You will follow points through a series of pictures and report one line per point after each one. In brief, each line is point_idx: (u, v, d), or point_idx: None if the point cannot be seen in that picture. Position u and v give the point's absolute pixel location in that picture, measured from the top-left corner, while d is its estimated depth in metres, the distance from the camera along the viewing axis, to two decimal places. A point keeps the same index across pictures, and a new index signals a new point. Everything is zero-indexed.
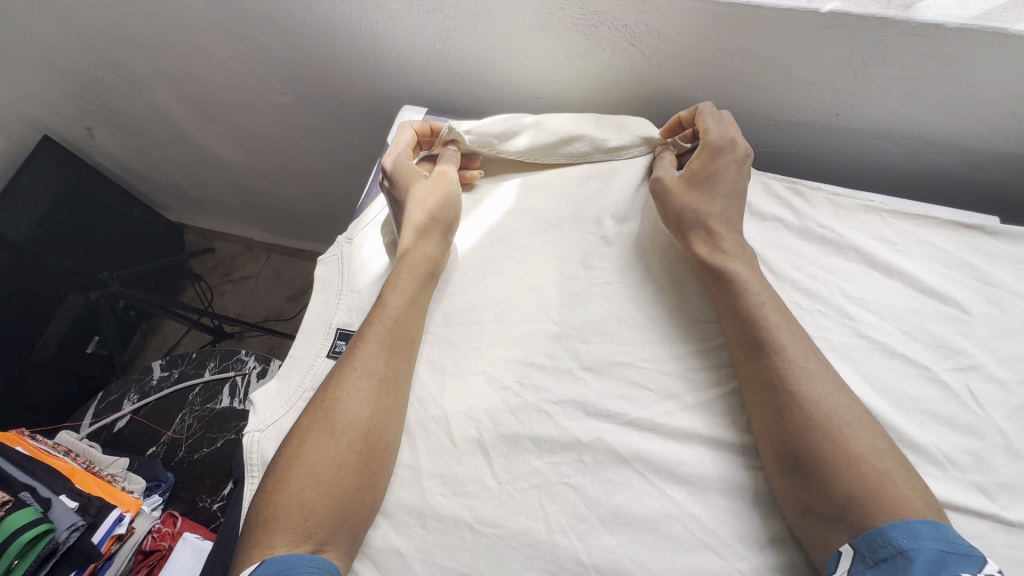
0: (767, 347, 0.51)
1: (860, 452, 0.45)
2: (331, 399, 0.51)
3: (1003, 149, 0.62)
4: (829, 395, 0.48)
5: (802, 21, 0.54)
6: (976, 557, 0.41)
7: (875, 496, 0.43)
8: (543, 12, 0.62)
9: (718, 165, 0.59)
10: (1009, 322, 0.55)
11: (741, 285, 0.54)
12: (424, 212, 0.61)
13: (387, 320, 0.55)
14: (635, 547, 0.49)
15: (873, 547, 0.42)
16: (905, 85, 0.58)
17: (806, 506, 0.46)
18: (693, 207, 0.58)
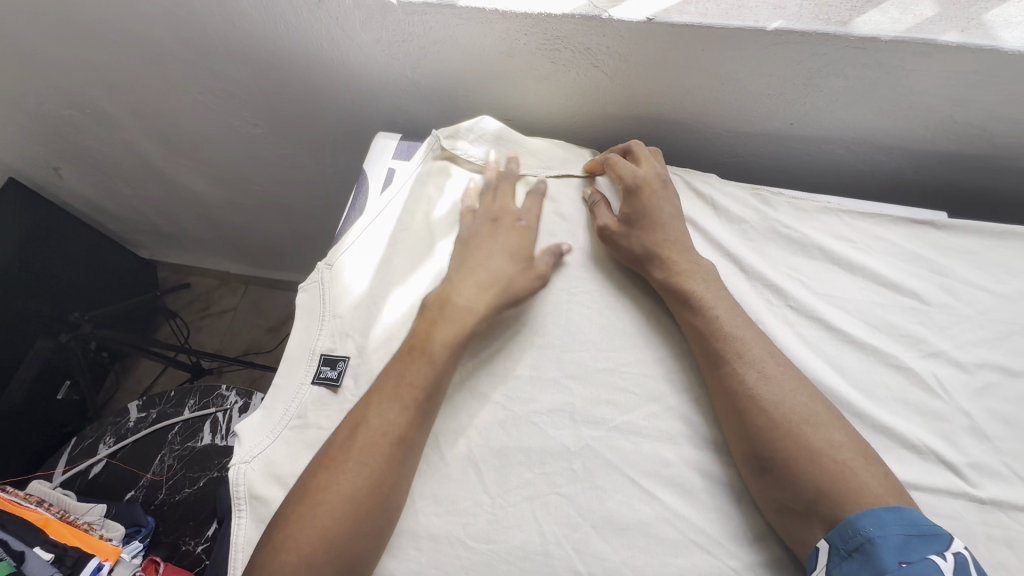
0: (733, 356, 0.53)
1: (825, 447, 0.47)
2: (353, 459, 0.49)
3: (945, 149, 0.67)
4: (789, 393, 0.50)
5: (750, 39, 0.58)
6: (941, 535, 0.42)
7: (840, 487, 0.45)
8: (509, 38, 0.64)
9: (646, 201, 0.62)
10: (963, 310, 0.59)
11: (701, 297, 0.56)
12: (511, 279, 0.59)
13: (421, 378, 0.53)
14: (630, 553, 0.50)
15: (844, 539, 0.43)
16: (849, 94, 0.62)
17: (779, 504, 0.48)
18: (645, 247, 0.60)
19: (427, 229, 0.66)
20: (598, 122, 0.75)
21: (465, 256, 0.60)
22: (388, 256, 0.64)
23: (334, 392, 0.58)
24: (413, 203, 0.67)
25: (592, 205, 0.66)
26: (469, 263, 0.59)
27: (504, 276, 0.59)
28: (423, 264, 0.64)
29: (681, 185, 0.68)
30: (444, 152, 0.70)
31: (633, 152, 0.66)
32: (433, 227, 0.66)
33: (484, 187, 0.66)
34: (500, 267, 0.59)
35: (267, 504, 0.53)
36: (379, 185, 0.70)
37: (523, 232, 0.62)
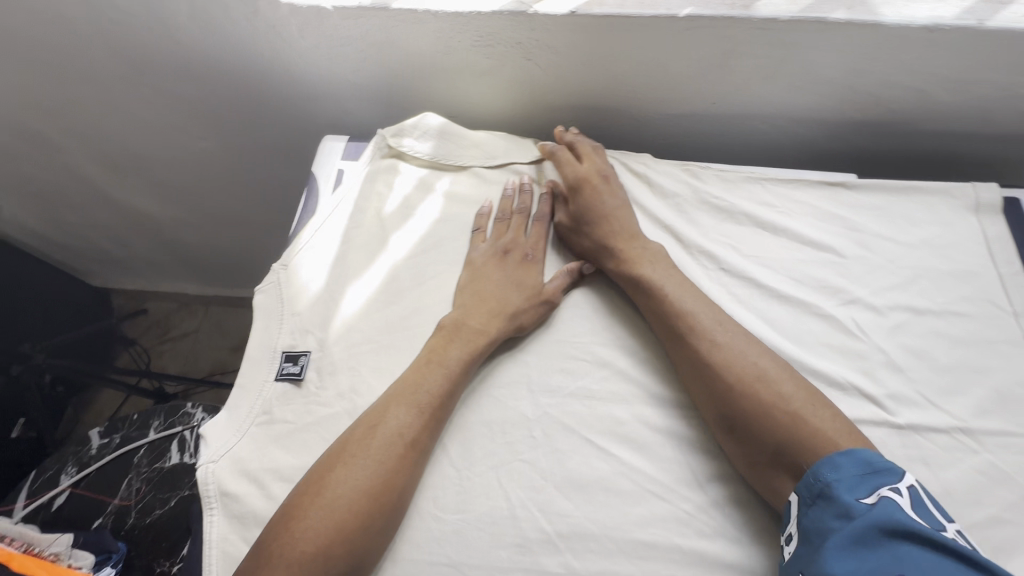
0: (688, 329, 0.57)
1: (777, 401, 0.51)
2: (370, 457, 0.51)
3: (851, 117, 0.73)
4: (738, 355, 0.54)
5: (666, 26, 0.63)
6: (892, 470, 0.45)
7: (795, 438, 0.49)
8: (444, 37, 0.68)
9: (589, 197, 0.66)
10: (876, 259, 0.65)
11: (653, 279, 0.60)
12: (517, 308, 0.61)
13: (436, 386, 0.55)
14: (593, 508, 0.53)
15: (808, 489, 0.46)
16: (762, 72, 0.68)
17: (751, 461, 0.51)
18: (597, 240, 0.64)
19: (379, 224, 0.68)
20: (538, 114, 0.79)
21: (475, 286, 0.63)
22: (343, 253, 0.66)
23: (298, 386, 0.59)
24: (364, 201, 0.70)
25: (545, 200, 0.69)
26: (484, 293, 0.62)
27: (510, 305, 0.61)
28: (378, 258, 0.66)
29: (618, 166, 0.72)
30: (391, 150, 0.72)
31: (578, 147, 0.70)
32: (385, 222, 0.68)
33: (497, 216, 0.67)
34: (504, 298, 0.61)
35: (239, 500, 0.54)
36: (329, 187, 0.72)
37: (527, 263, 0.65)
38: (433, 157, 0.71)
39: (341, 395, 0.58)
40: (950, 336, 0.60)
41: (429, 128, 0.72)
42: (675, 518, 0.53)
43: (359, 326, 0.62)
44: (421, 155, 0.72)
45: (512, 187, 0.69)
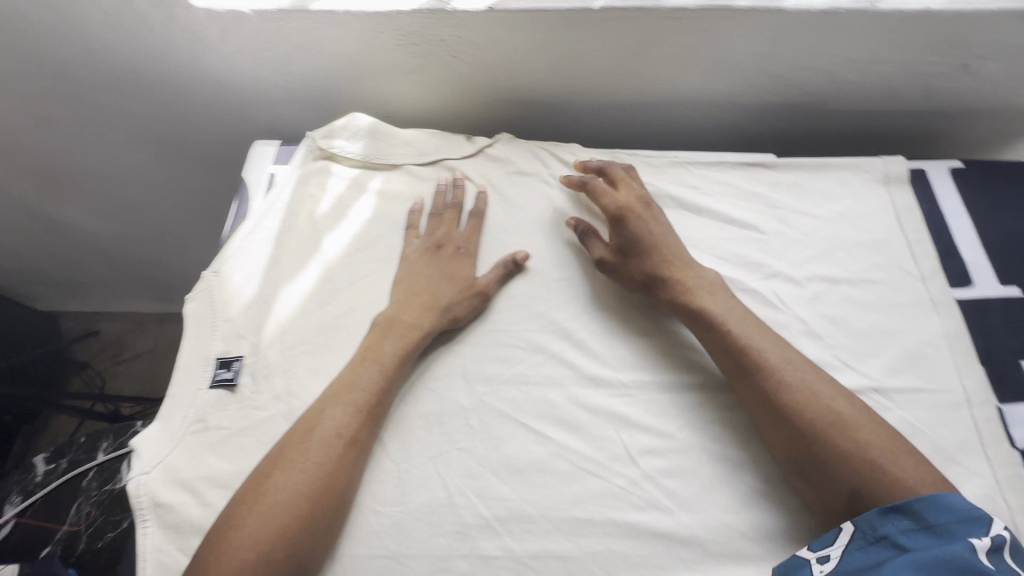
0: (752, 367, 0.54)
1: (852, 446, 0.48)
2: (309, 458, 0.50)
3: (769, 101, 0.77)
4: (811, 395, 0.51)
5: (582, 18, 0.65)
6: (982, 518, 0.42)
7: (872, 483, 0.46)
8: (368, 37, 0.68)
9: (632, 226, 0.63)
10: (794, 234, 0.68)
11: (714, 314, 0.57)
12: (448, 300, 0.61)
13: (372, 383, 0.56)
14: (530, 490, 0.54)
15: (872, 525, 0.44)
16: (680, 60, 0.70)
17: (825, 507, 0.49)
18: (648, 270, 0.62)
19: (313, 226, 0.68)
20: (471, 111, 0.80)
21: (409, 280, 0.63)
22: (276, 257, 0.66)
23: (233, 391, 0.59)
24: (296, 204, 0.70)
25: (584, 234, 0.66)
26: (415, 288, 0.62)
27: (443, 299, 0.62)
28: (312, 259, 0.66)
29: (549, 157, 0.73)
30: (323, 152, 0.72)
31: (610, 175, 0.68)
32: (318, 224, 0.68)
33: (430, 212, 0.68)
34: (436, 292, 0.62)
35: (173, 510, 0.53)
36: (261, 191, 0.71)
37: (461, 256, 0.65)
38: (365, 157, 0.72)
39: (277, 398, 0.58)
40: (863, 302, 0.63)
41: (359, 128, 0.73)
42: (609, 494, 0.54)
43: (294, 328, 0.62)
44: (352, 155, 0.72)
45: (445, 182, 0.70)
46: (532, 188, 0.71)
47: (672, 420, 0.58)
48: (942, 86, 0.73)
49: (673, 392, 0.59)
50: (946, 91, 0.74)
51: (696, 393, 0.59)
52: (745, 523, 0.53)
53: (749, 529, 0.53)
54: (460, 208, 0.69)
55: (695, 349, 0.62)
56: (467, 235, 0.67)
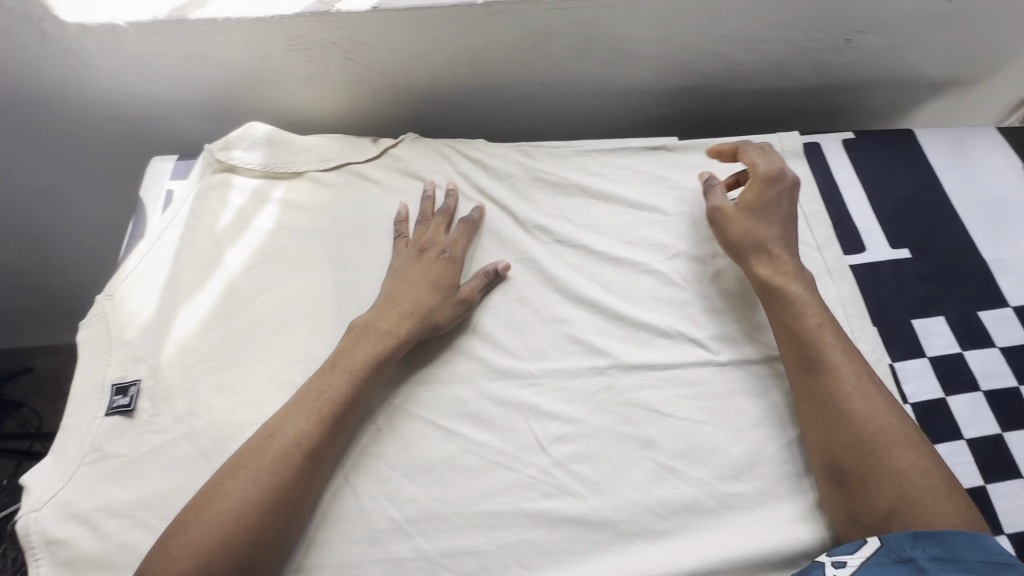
0: (826, 365, 0.54)
1: (908, 469, 0.49)
2: (263, 469, 0.50)
3: (670, 85, 0.78)
4: (881, 409, 0.52)
5: (469, 13, 0.65)
6: (1016, 564, 0.43)
7: (914, 505, 0.48)
8: (256, 43, 0.67)
9: (772, 193, 0.64)
10: (696, 214, 0.69)
11: (804, 306, 0.58)
12: (426, 305, 0.60)
13: (339, 391, 0.55)
14: (442, 489, 0.54)
15: (900, 546, 0.46)
16: (576, 51, 0.71)
17: (851, 515, 0.50)
18: (756, 235, 0.62)
19: (213, 240, 0.67)
20: (380, 113, 0.79)
21: (391, 285, 0.62)
22: (175, 274, 0.64)
23: (130, 417, 0.57)
24: (195, 219, 0.68)
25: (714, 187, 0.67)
26: (397, 294, 0.61)
27: (423, 303, 0.60)
28: (213, 275, 0.65)
29: (455, 154, 0.73)
30: (221, 164, 0.70)
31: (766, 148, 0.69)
32: (219, 238, 0.67)
33: (418, 219, 0.67)
34: (412, 296, 0.60)
35: (67, 545, 0.51)
36: (158, 209, 0.69)
37: (447, 261, 0.64)
38: (265, 166, 0.70)
39: (178, 419, 0.57)
40: None
41: (258, 137, 0.72)
42: (520, 484, 0.55)
43: (195, 346, 0.60)
44: (252, 165, 0.70)
45: (432, 189, 0.69)
46: (440, 187, 0.71)
47: (581, 406, 0.58)
48: (831, 62, 0.76)
49: (583, 377, 0.59)
50: (836, 66, 0.76)
51: (605, 376, 0.59)
52: (655, 501, 0.54)
53: (658, 506, 0.54)
54: (449, 216, 0.68)
55: (604, 332, 0.62)
56: (457, 242, 0.65)
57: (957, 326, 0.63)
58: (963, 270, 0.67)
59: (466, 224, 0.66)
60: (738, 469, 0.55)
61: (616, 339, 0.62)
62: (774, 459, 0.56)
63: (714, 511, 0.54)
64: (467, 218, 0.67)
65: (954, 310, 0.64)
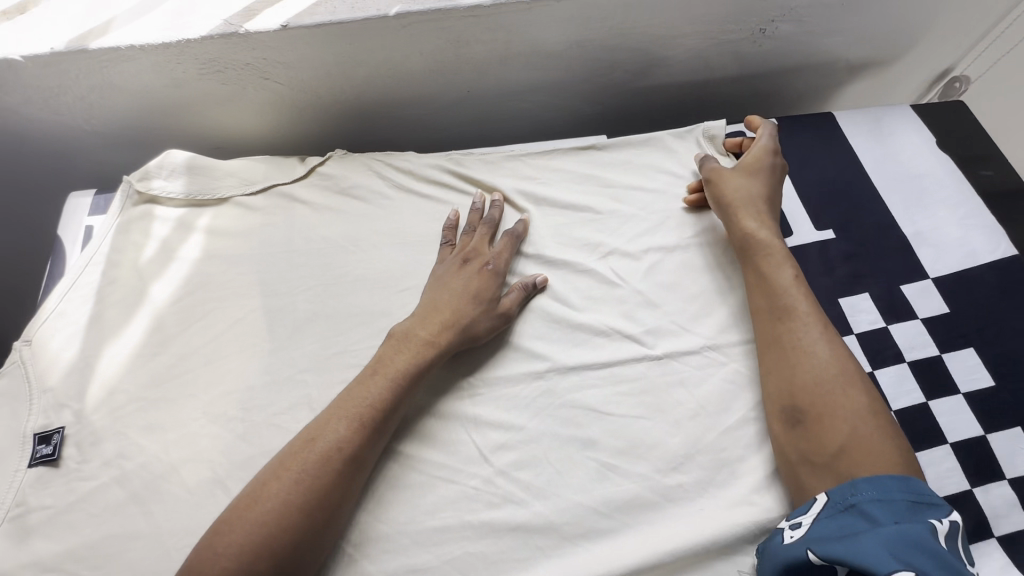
0: (796, 314, 0.57)
1: (860, 410, 0.51)
2: (306, 470, 0.49)
3: (597, 84, 0.79)
4: (842, 357, 0.54)
5: (382, 25, 0.64)
6: (940, 505, 0.45)
7: (862, 445, 0.49)
8: (166, 69, 0.66)
9: (764, 161, 0.68)
10: (628, 210, 0.70)
11: (777, 261, 0.60)
12: (470, 316, 0.59)
13: (380, 396, 0.53)
14: (386, 509, 0.54)
15: (843, 495, 0.47)
16: (497, 56, 0.71)
17: (803, 456, 0.51)
18: (744, 191, 0.65)
19: (136, 275, 0.65)
20: (308, 130, 0.78)
21: (432, 294, 0.61)
22: (97, 313, 0.62)
23: (56, 466, 0.55)
24: (117, 254, 0.66)
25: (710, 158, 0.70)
26: (437, 303, 0.60)
27: (465, 314, 0.59)
28: (138, 310, 0.63)
29: (384, 167, 0.72)
30: (142, 196, 0.69)
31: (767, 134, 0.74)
32: (142, 272, 0.65)
33: (464, 227, 0.67)
34: (456, 305, 0.60)
35: None
36: (77, 247, 0.68)
37: (489, 271, 0.63)
38: (188, 195, 0.69)
39: (107, 464, 0.55)
40: (696, 267, 0.66)
41: (178, 164, 0.70)
42: (464, 497, 0.54)
43: (122, 385, 0.59)
44: (174, 194, 0.69)
45: (481, 200, 0.68)
46: (371, 202, 0.70)
47: (522, 412, 0.58)
48: (751, 51, 0.77)
49: (523, 383, 0.60)
50: (756, 55, 0.78)
51: (544, 380, 0.60)
52: (598, 500, 0.54)
53: (602, 505, 0.54)
54: (494, 228, 0.67)
55: (541, 336, 0.62)
56: (501, 253, 0.64)
57: (881, 302, 0.66)
58: (886, 247, 0.69)
59: (513, 236, 0.66)
60: (679, 460, 0.56)
61: (554, 343, 0.62)
62: (715, 447, 0.56)
63: (657, 504, 0.54)
64: (515, 230, 0.67)
65: (878, 286, 0.66)
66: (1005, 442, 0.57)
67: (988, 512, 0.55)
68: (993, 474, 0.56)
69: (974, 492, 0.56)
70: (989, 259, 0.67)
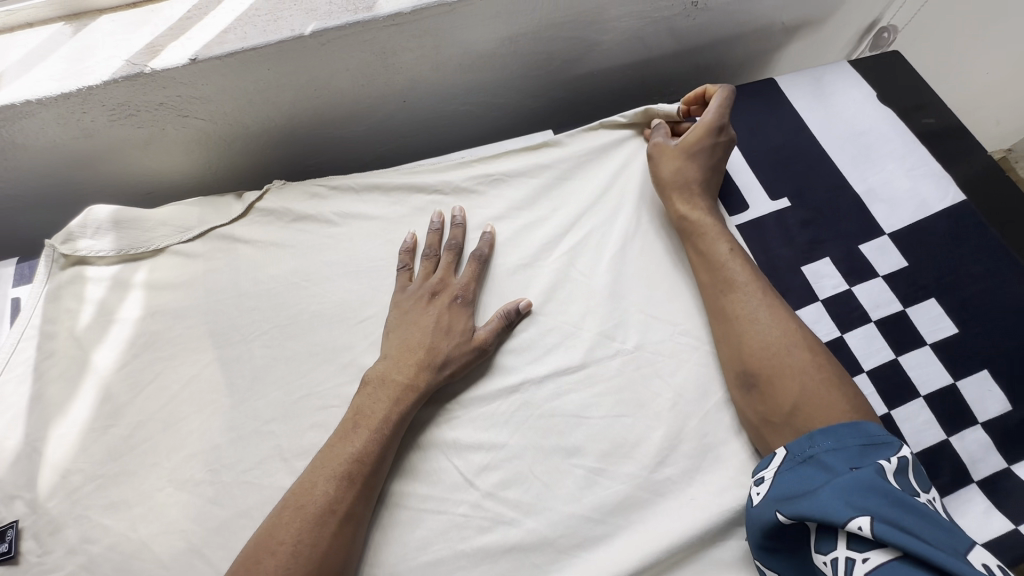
0: (736, 285, 0.58)
1: (806, 366, 0.52)
2: (302, 537, 0.47)
3: (534, 78, 0.76)
4: (784, 320, 0.56)
5: (299, 46, 0.60)
6: (892, 442, 0.46)
7: (813, 400, 0.50)
8: (72, 121, 0.62)
9: (705, 141, 0.66)
10: (583, 203, 0.68)
11: (714, 235, 0.62)
12: (444, 352, 0.57)
13: (364, 448, 0.51)
14: (374, 551, 0.52)
15: (801, 448, 0.48)
16: (427, 63, 0.68)
17: (762, 417, 0.53)
18: (680, 174, 0.65)
19: (76, 344, 0.61)
20: (241, 161, 0.75)
21: (401, 332, 0.59)
22: (38, 392, 0.58)
23: (15, 563, 0.51)
24: (51, 324, 0.62)
25: (658, 133, 0.70)
26: (409, 343, 0.57)
27: (437, 351, 0.57)
28: (83, 383, 0.59)
29: (326, 191, 0.69)
30: (69, 258, 0.65)
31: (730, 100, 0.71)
32: (81, 341, 0.61)
33: (424, 252, 0.64)
34: (429, 342, 0.57)
35: None
36: (6, 323, 0.64)
37: (459, 304, 0.60)
38: (120, 250, 0.65)
39: (70, 552, 0.51)
40: (657, 253, 0.65)
41: (106, 218, 0.66)
42: (454, 525, 0.53)
43: (76, 465, 0.55)
44: (105, 251, 0.65)
45: (440, 218, 0.66)
46: (317, 232, 0.67)
47: (502, 429, 0.56)
48: (685, 26, 0.75)
49: (498, 400, 0.58)
50: (692, 30, 0.76)
51: (520, 393, 0.58)
52: (589, 508, 0.53)
53: (594, 511, 0.53)
54: (458, 248, 0.65)
55: (512, 349, 0.61)
56: (469, 279, 0.62)
57: (842, 265, 0.66)
58: (841, 209, 0.69)
59: (479, 255, 0.63)
60: (665, 454, 0.55)
61: (525, 353, 0.60)
62: (697, 433, 0.56)
63: (649, 501, 0.54)
64: (481, 246, 0.64)
65: (838, 249, 0.67)
66: (974, 388, 0.59)
67: (966, 458, 0.56)
68: (967, 420, 0.57)
69: (951, 440, 0.57)
70: (940, 207, 0.68)
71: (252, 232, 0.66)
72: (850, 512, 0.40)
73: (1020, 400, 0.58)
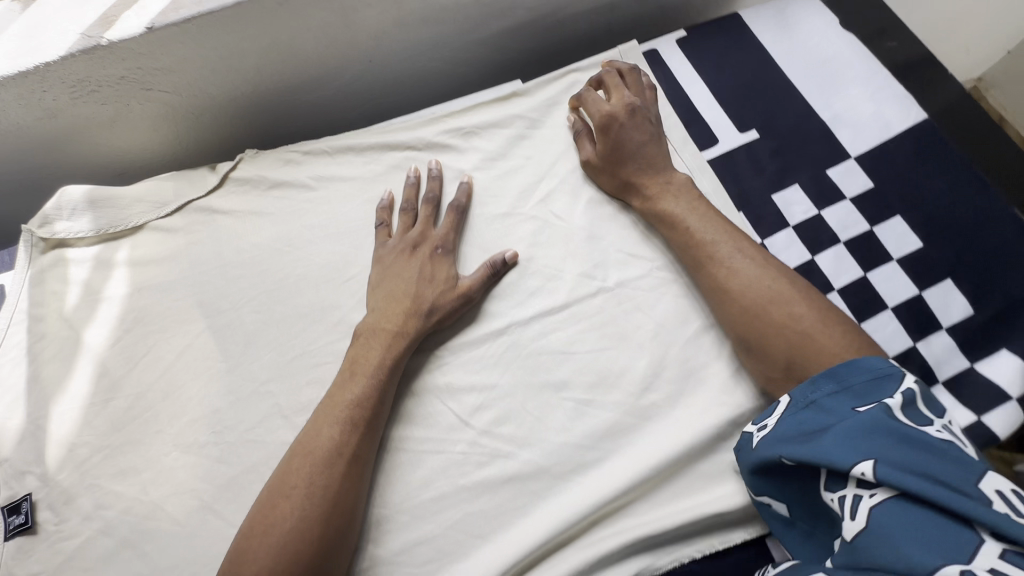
0: (705, 258, 0.58)
1: (793, 318, 0.52)
2: (314, 477, 0.49)
3: (497, 28, 0.76)
4: (750, 280, 0.55)
5: (257, 8, 0.59)
6: (892, 373, 0.46)
7: (805, 350, 0.51)
8: (33, 100, 0.61)
9: (613, 137, 0.64)
10: (555, 150, 0.69)
11: (676, 209, 0.61)
12: (428, 300, 0.58)
13: (362, 394, 0.53)
14: (380, 493, 0.54)
15: (802, 394, 0.48)
16: (389, 19, 0.67)
17: (765, 375, 0.54)
18: (620, 180, 0.64)
19: (66, 325, 0.62)
20: (210, 134, 0.74)
21: (387, 284, 0.60)
22: (34, 373, 0.59)
23: (34, 533, 0.53)
24: (38, 307, 0.62)
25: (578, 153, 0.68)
26: (394, 293, 0.59)
27: (423, 299, 0.58)
28: (78, 361, 0.60)
29: (299, 157, 0.69)
30: (48, 241, 0.65)
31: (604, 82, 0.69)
32: (71, 321, 0.62)
33: (401, 207, 0.65)
34: (414, 291, 0.59)
35: None
36: None
37: (440, 254, 0.62)
38: (99, 230, 0.65)
39: (87, 518, 0.53)
40: None
41: (79, 199, 0.66)
42: (453, 463, 0.55)
43: (82, 439, 0.57)
44: (83, 232, 0.65)
45: (416, 173, 0.66)
46: (292, 197, 0.67)
47: (492, 371, 0.59)
48: None
49: (487, 343, 0.60)
50: None
51: (508, 335, 0.60)
52: (581, 436, 0.56)
53: (584, 439, 0.56)
54: (435, 201, 0.65)
55: (495, 295, 0.62)
56: (448, 230, 0.63)
57: (812, 191, 0.68)
58: (808, 136, 0.70)
59: (457, 206, 0.64)
60: (649, 380, 0.58)
61: (509, 298, 0.62)
62: (679, 359, 0.58)
63: (638, 426, 0.56)
64: (458, 197, 0.65)
65: (806, 176, 0.68)
66: (939, 297, 0.61)
67: (932, 361, 0.59)
68: (933, 326, 0.60)
69: (918, 346, 0.60)
70: (902, 127, 0.69)
71: (229, 202, 0.67)
72: (854, 458, 0.42)
73: (983, 304, 0.61)
